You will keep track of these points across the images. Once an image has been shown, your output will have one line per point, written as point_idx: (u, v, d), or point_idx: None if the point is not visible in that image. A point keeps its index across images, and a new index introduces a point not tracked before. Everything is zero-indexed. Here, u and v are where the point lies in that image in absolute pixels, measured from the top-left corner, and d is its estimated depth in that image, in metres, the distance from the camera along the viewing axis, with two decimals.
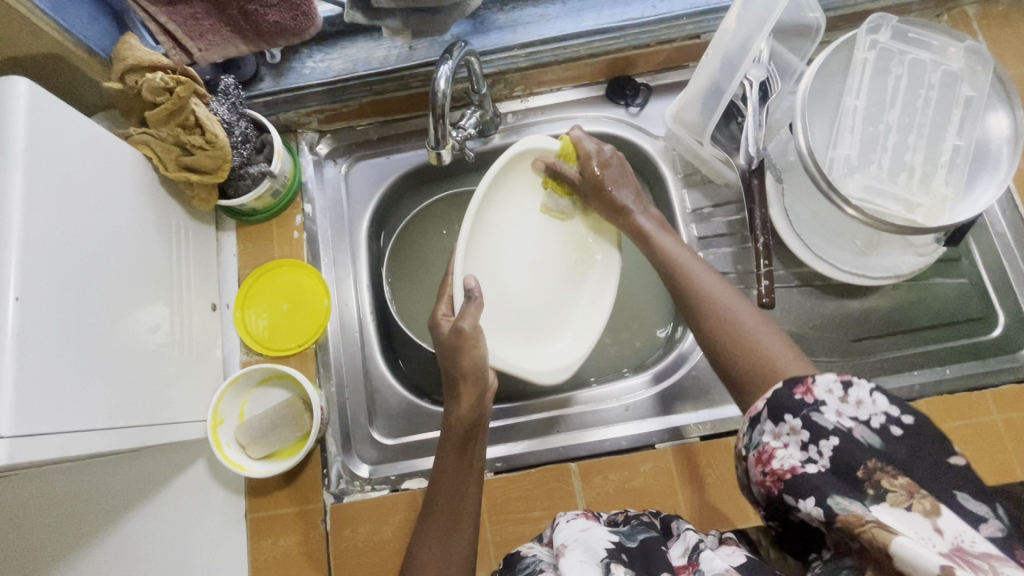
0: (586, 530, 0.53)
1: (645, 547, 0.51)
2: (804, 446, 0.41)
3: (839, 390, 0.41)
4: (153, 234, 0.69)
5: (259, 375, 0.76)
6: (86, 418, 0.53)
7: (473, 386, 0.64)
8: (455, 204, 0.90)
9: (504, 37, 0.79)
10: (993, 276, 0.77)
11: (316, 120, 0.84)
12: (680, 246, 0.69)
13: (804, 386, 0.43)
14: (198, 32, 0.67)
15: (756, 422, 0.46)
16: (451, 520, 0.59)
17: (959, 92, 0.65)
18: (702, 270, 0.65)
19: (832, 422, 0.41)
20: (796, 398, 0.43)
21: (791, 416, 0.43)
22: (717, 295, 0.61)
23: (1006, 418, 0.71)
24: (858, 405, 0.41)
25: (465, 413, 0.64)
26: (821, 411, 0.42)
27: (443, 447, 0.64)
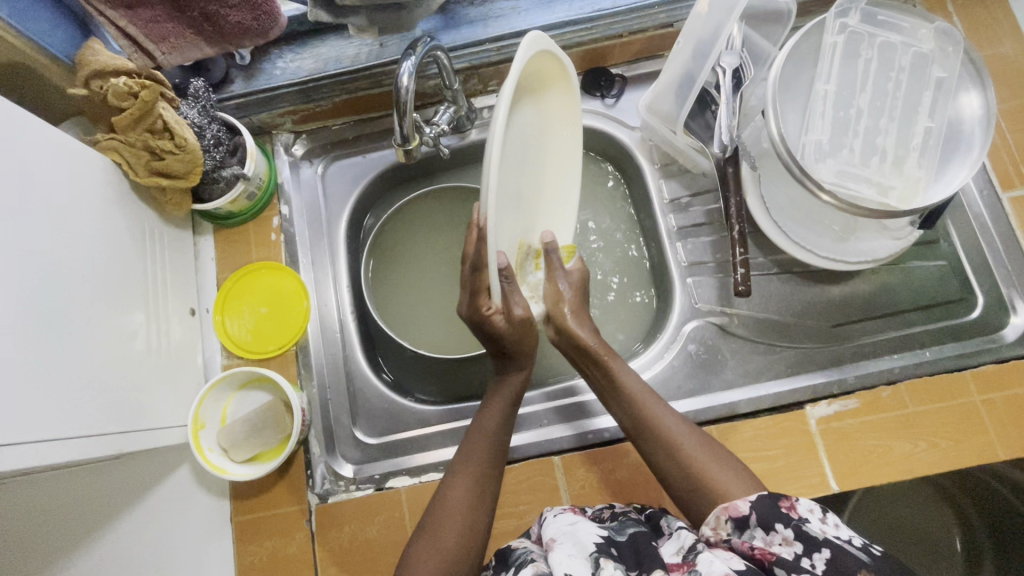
0: (575, 524, 0.53)
1: (634, 540, 0.51)
2: (797, 555, 0.45)
3: (819, 511, 0.47)
4: (128, 240, 0.68)
5: (239, 378, 0.77)
6: (63, 427, 0.53)
7: (533, 358, 0.70)
8: (433, 201, 0.89)
9: (475, 32, 0.78)
10: (971, 257, 0.77)
11: (290, 121, 0.83)
12: (631, 372, 0.68)
13: (789, 502, 0.48)
14: (160, 35, 0.66)
15: (744, 526, 0.50)
16: (489, 464, 0.63)
17: (930, 73, 0.65)
18: (661, 407, 0.64)
19: (820, 532, 0.46)
20: (783, 510, 0.48)
21: (782, 525, 0.47)
22: (680, 431, 0.61)
23: (986, 398, 0.71)
24: (837, 526, 0.46)
25: (519, 380, 0.70)
26: (808, 523, 0.46)
27: (489, 403, 0.68)
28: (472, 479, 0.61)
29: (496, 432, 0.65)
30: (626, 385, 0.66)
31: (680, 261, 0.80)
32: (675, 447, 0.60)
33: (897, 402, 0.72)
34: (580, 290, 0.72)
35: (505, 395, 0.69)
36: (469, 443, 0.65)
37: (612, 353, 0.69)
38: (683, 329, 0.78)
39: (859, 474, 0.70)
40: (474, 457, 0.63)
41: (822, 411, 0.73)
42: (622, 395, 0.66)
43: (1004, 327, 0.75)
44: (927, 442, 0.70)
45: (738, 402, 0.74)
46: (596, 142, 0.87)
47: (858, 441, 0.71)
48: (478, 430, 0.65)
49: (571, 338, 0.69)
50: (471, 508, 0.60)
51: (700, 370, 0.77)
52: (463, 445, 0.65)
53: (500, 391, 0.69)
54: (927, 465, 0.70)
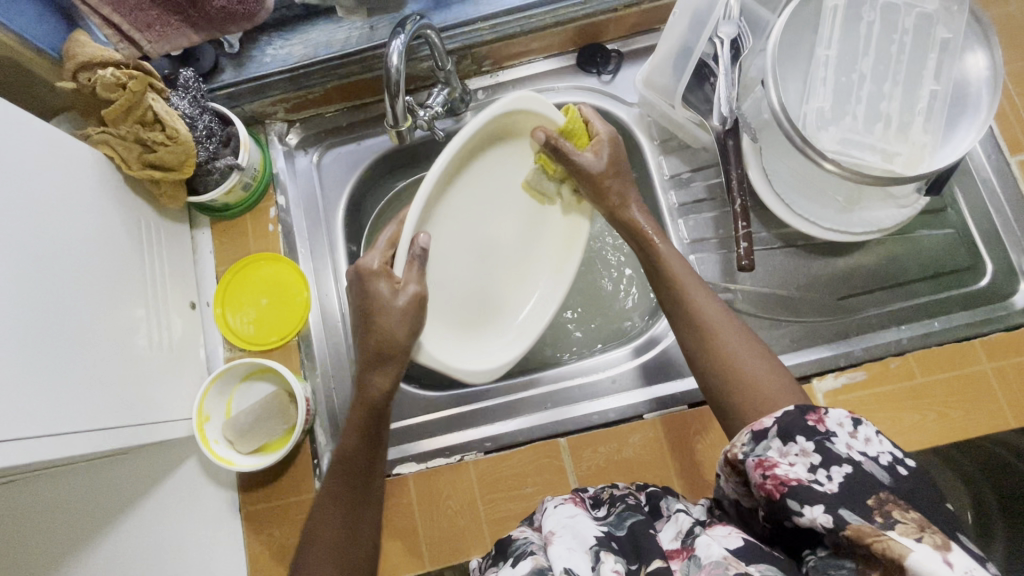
0: (574, 517, 0.53)
1: (634, 532, 0.50)
2: (813, 468, 0.43)
3: (849, 424, 0.44)
4: (124, 235, 0.68)
5: (241, 370, 0.76)
6: (70, 422, 0.53)
7: (400, 364, 0.62)
8: None
9: (466, 11, 0.77)
10: (979, 224, 0.76)
11: (283, 110, 0.82)
12: (677, 256, 0.65)
13: (817, 416, 0.45)
14: (146, 24, 0.65)
15: (762, 438, 0.47)
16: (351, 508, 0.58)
17: (935, 34, 0.63)
18: (708, 303, 0.61)
19: (844, 451, 0.42)
20: (809, 424, 0.45)
21: (803, 438, 0.44)
22: (724, 328, 0.59)
23: (996, 366, 0.71)
24: (866, 442, 0.43)
25: (385, 387, 0.62)
26: (834, 439, 0.43)
27: (352, 418, 0.62)
28: (341, 513, 0.58)
29: (359, 457, 0.60)
30: (667, 267, 0.64)
31: (682, 238, 0.79)
32: (721, 373, 0.56)
33: (906, 372, 0.71)
34: (614, 159, 0.68)
35: (366, 403, 0.62)
36: (333, 474, 0.60)
37: (661, 235, 0.67)
38: None
39: None
40: (338, 493, 0.59)
41: (828, 385, 0.72)
42: (665, 281, 0.64)
43: (1014, 294, 0.73)
44: (938, 411, 0.70)
45: None
46: None
47: (866, 413, 0.71)
48: (341, 455, 0.61)
49: (626, 223, 0.68)
50: (347, 541, 0.57)
51: None
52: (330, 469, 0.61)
53: (361, 403, 0.62)
54: (937, 434, 0.69)
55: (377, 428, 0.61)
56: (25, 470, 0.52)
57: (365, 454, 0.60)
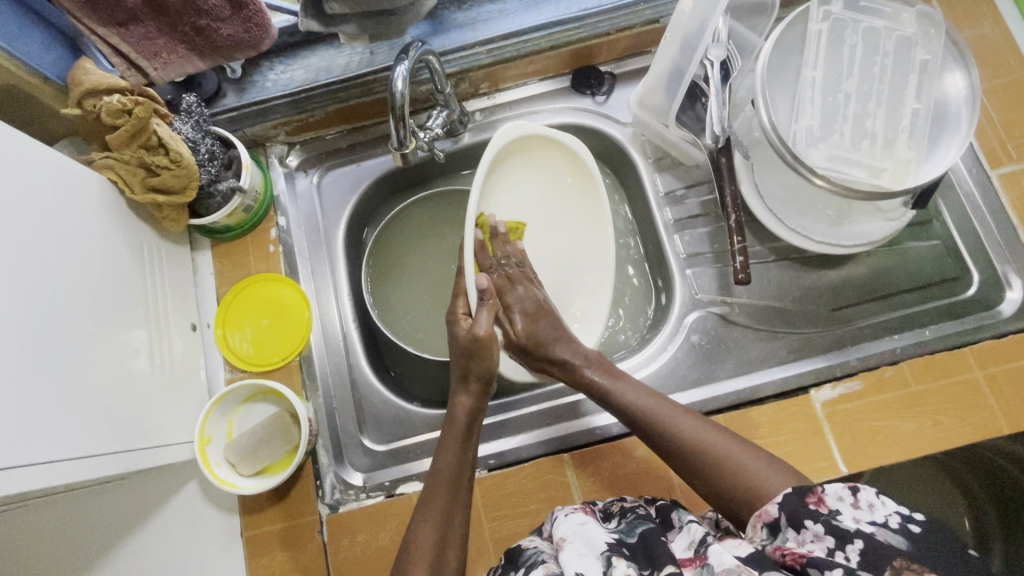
0: (586, 524, 0.54)
1: (644, 538, 0.51)
2: (830, 550, 0.43)
3: (849, 496, 0.45)
4: (127, 258, 0.68)
5: (244, 392, 0.76)
6: (70, 447, 0.52)
7: (481, 379, 0.65)
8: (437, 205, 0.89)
9: (464, 36, 0.79)
10: (964, 235, 0.78)
11: (284, 133, 0.83)
12: (636, 387, 0.66)
13: (817, 496, 0.47)
14: (153, 52, 0.64)
15: (776, 531, 0.48)
16: (448, 506, 0.59)
17: (914, 56, 0.66)
18: (655, 403, 0.64)
19: (852, 525, 0.44)
20: (810, 507, 0.46)
21: (813, 522, 0.45)
22: (702, 439, 0.59)
23: (987, 373, 0.72)
24: (871, 509, 0.44)
25: (469, 404, 0.65)
26: (839, 516, 0.45)
27: (445, 435, 0.64)
28: (440, 515, 0.58)
29: (455, 468, 0.61)
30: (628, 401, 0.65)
31: (678, 253, 0.81)
32: (691, 441, 0.59)
33: (901, 381, 0.73)
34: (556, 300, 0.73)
35: (457, 426, 0.64)
36: (429, 483, 0.61)
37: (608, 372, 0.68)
38: (685, 320, 0.79)
39: (869, 456, 0.70)
40: (434, 495, 0.60)
41: (826, 395, 0.73)
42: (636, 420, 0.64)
43: (1001, 303, 0.75)
44: (933, 419, 0.71)
45: (742, 391, 0.75)
46: (590, 139, 0.87)
47: (863, 423, 0.72)
48: (439, 467, 0.61)
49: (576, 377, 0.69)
50: (440, 546, 0.56)
51: (703, 361, 0.77)
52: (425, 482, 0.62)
53: (452, 422, 0.64)
54: (934, 441, 0.70)
55: (468, 441, 0.63)
56: (21, 498, 0.51)
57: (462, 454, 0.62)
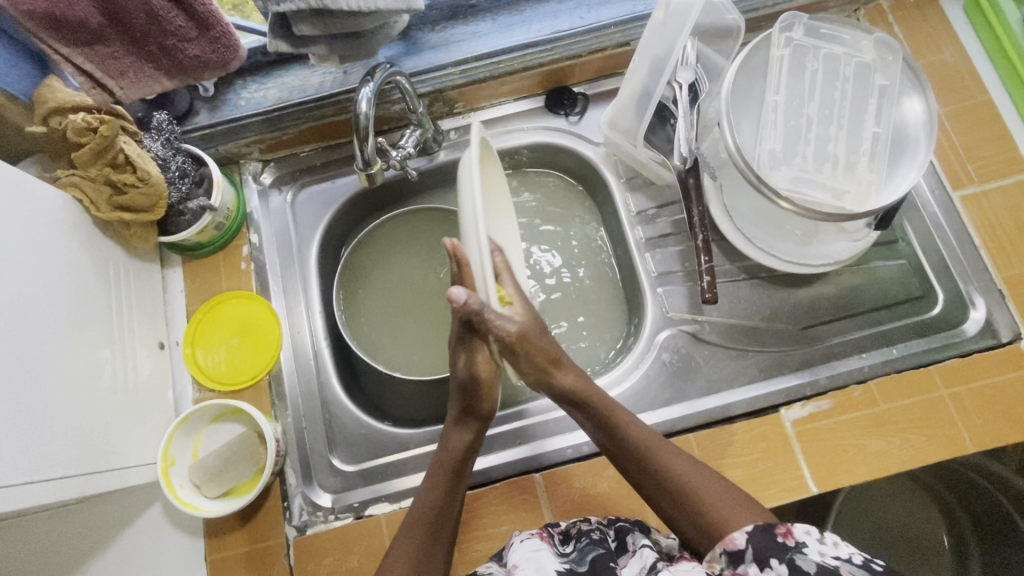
0: (538, 551, 0.53)
1: (594, 569, 0.52)
2: None
3: (815, 534, 0.50)
4: (92, 275, 0.68)
5: (210, 412, 0.75)
6: (24, 472, 0.51)
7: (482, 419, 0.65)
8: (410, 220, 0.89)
9: (437, 56, 0.80)
10: (928, 255, 0.80)
11: (257, 150, 0.84)
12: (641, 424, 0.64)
13: (785, 529, 0.51)
14: (118, 70, 0.63)
15: (737, 560, 0.52)
16: (426, 544, 0.61)
17: (873, 82, 0.68)
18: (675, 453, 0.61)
19: (816, 562, 0.48)
20: (778, 542, 0.50)
21: (777, 559, 0.49)
22: (690, 473, 0.60)
23: (952, 392, 0.73)
24: (834, 545, 0.49)
25: (461, 442, 0.65)
26: (804, 550, 0.49)
27: (434, 470, 0.64)
28: (416, 561, 0.59)
29: (441, 506, 0.62)
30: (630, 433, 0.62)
31: (650, 271, 0.81)
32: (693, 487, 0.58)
33: (868, 400, 0.73)
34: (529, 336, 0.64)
35: (449, 460, 0.64)
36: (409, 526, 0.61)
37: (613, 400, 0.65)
38: (656, 339, 0.79)
39: (838, 475, 0.71)
40: (412, 536, 0.61)
41: (795, 414, 0.74)
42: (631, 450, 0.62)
43: (965, 322, 0.77)
44: (900, 438, 0.72)
45: (713, 409, 0.75)
46: (563, 159, 0.88)
47: (832, 442, 0.72)
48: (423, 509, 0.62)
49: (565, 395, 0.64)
50: None
51: (675, 379, 0.77)
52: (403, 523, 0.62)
53: (443, 459, 0.65)
54: (902, 461, 0.71)
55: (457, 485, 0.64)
56: None
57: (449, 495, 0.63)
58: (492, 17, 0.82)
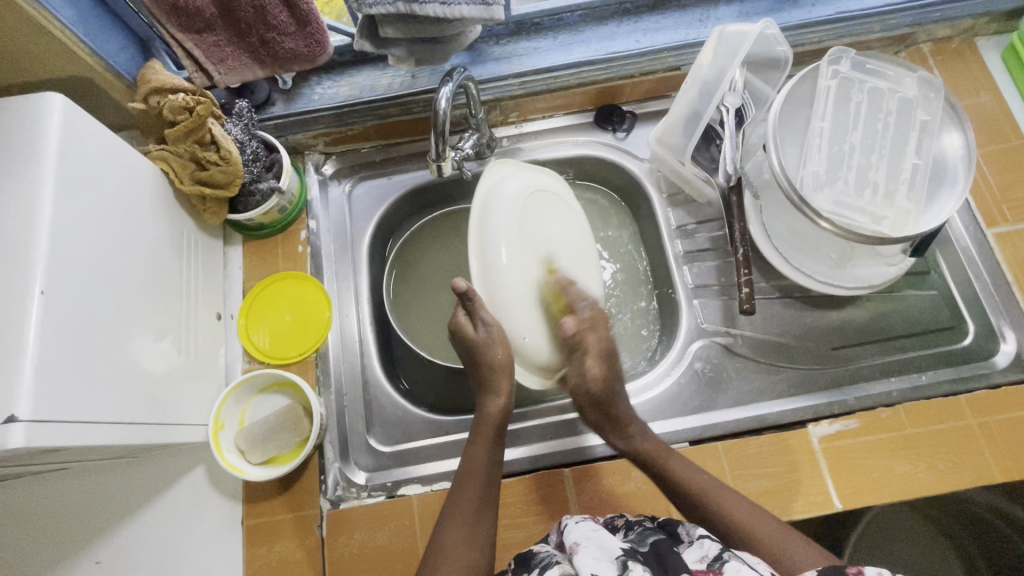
0: (598, 531, 0.57)
1: (657, 548, 0.53)
2: None
3: None
4: (168, 244, 0.72)
5: (260, 381, 0.78)
6: (98, 413, 0.55)
7: (509, 381, 0.69)
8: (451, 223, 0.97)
9: (499, 68, 0.85)
10: (960, 287, 0.82)
11: (323, 143, 0.89)
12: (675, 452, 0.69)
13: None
14: (219, 57, 0.68)
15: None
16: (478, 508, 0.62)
17: (915, 117, 0.72)
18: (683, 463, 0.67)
19: None
20: None
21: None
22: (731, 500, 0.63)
23: (981, 422, 0.74)
24: None
25: (499, 407, 0.68)
26: None
27: (476, 436, 0.67)
28: (469, 521, 0.61)
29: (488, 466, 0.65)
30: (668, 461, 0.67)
31: (686, 283, 0.84)
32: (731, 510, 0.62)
33: (896, 423, 0.75)
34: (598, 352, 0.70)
35: (489, 424, 0.67)
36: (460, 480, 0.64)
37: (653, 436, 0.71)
38: (689, 348, 0.81)
39: (863, 492, 0.72)
40: (468, 495, 0.62)
41: (824, 430, 0.75)
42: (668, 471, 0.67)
43: (995, 354, 0.78)
44: (927, 462, 0.73)
45: (741, 420, 0.77)
46: (608, 172, 0.93)
47: (858, 461, 0.73)
48: (470, 468, 0.64)
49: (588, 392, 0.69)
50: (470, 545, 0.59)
51: (705, 389, 0.80)
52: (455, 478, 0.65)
53: (482, 419, 0.68)
54: (928, 484, 0.72)
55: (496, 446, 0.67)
56: (50, 457, 0.53)
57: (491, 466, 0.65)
58: (554, 35, 0.87)
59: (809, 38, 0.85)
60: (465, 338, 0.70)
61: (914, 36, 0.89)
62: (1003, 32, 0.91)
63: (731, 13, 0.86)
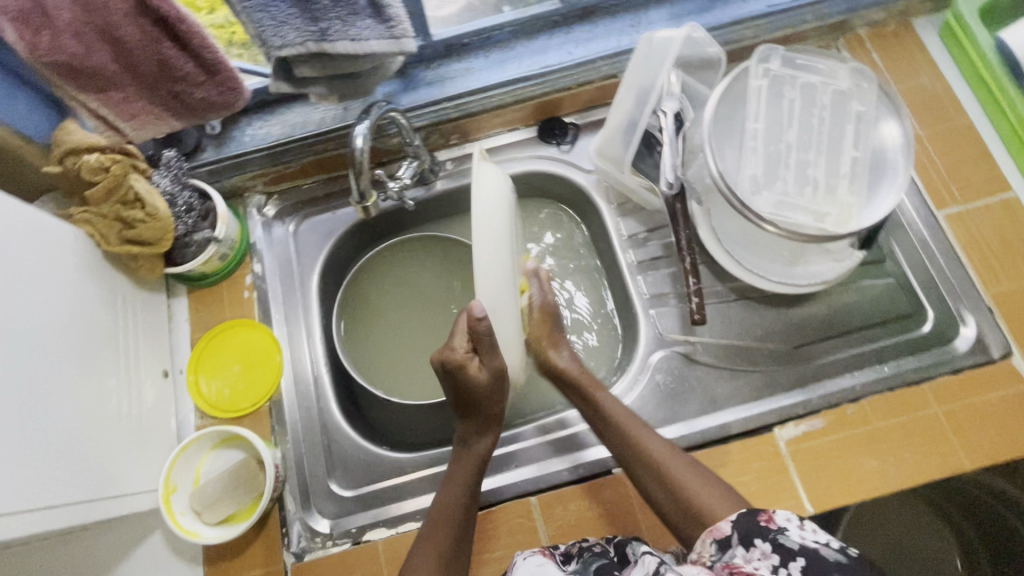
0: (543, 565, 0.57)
1: None
2: (775, 567, 0.49)
3: (796, 520, 0.51)
4: (103, 308, 0.70)
5: (212, 438, 0.76)
6: (31, 500, 0.53)
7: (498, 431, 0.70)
8: (421, 250, 0.89)
9: (432, 92, 0.83)
10: (918, 273, 0.81)
11: (262, 184, 0.87)
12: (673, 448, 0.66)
13: (768, 515, 0.52)
14: (130, 113, 0.66)
15: (726, 546, 0.53)
16: (452, 540, 0.64)
17: (851, 108, 0.71)
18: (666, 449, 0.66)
19: (797, 541, 0.49)
20: (762, 524, 0.52)
21: (762, 540, 0.51)
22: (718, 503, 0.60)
23: (946, 410, 0.73)
24: (814, 532, 0.50)
25: (484, 449, 0.69)
26: (786, 533, 0.50)
27: (457, 470, 0.69)
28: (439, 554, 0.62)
29: (464, 504, 0.66)
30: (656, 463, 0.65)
31: (642, 293, 0.83)
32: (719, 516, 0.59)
33: (862, 418, 0.74)
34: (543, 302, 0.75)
35: (471, 462, 0.69)
36: (434, 520, 0.65)
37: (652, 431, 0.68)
38: (649, 360, 0.80)
39: (834, 495, 0.71)
40: (439, 529, 0.64)
41: (789, 433, 0.74)
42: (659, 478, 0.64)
43: (956, 339, 0.77)
44: (895, 456, 0.72)
45: (707, 430, 0.76)
46: (556, 186, 0.91)
47: (827, 461, 0.72)
48: (445, 506, 0.65)
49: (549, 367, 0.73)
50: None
51: (667, 401, 0.78)
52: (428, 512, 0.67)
53: (465, 461, 0.69)
54: (898, 480, 0.71)
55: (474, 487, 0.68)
56: None
57: (469, 505, 0.66)
58: (485, 53, 0.85)
59: (744, 34, 0.84)
60: (466, 377, 0.65)
61: (851, 22, 0.88)
62: (939, 10, 0.90)
63: (663, 16, 0.85)
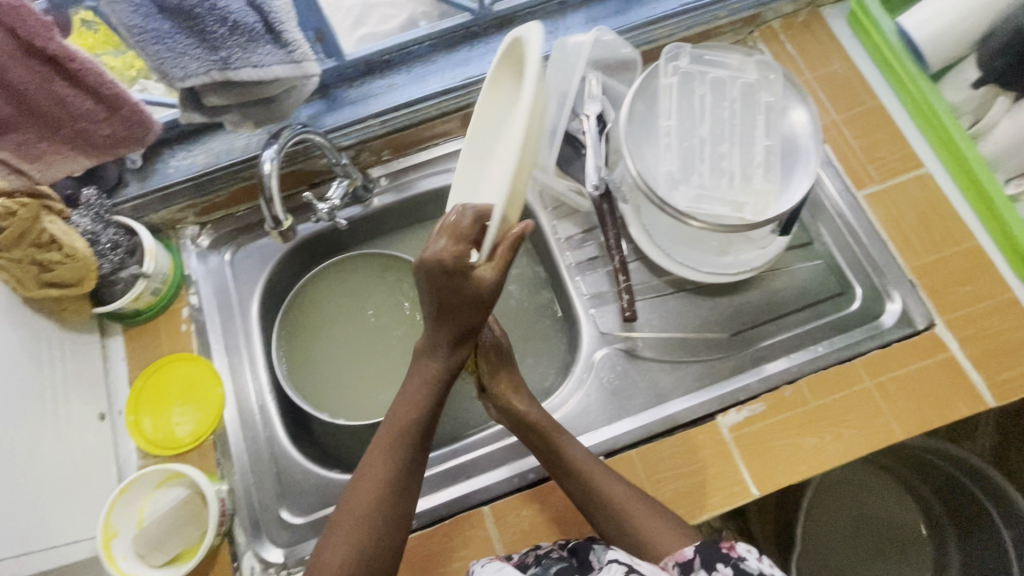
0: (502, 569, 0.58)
1: None
2: None
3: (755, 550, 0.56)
4: (23, 355, 0.68)
5: (155, 477, 0.74)
6: None
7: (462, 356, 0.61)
8: (372, 271, 0.90)
9: (356, 111, 0.83)
10: (843, 253, 0.83)
11: (192, 214, 0.86)
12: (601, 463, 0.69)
13: (729, 544, 0.56)
14: (35, 155, 0.66)
15: (688, 569, 0.57)
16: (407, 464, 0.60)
17: (760, 98, 0.73)
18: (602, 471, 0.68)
19: (756, 567, 0.54)
20: (723, 551, 0.56)
21: (723, 564, 0.55)
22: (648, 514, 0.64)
23: (877, 382, 0.75)
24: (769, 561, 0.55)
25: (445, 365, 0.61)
26: (746, 560, 0.55)
27: (410, 385, 0.62)
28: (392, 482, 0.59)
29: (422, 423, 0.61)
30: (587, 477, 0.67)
31: (582, 294, 0.84)
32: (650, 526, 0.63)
33: (800, 399, 0.76)
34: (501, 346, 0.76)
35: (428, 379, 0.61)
36: (387, 436, 0.60)
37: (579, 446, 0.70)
38: (593, 359, 0.81)
39: (778, 476, 0.72)
40: (396, 448, 0.60)
41: (732, 419, 0.75)
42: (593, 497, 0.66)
43: (883, 314, 0.79)
44: (833, 432, 0.73)
45: (651, 423, 0.77)
46: None
47: (769, 444, 0.74)
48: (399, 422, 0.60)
49: (512, 414, 0.72)
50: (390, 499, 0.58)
51: (611, 398, 0.79)
52: (381, 428, 0.62)
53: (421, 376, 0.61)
54: (837, 455, 0.72)
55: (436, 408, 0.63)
56: None
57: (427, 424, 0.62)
58: (407, 69, 0.86)
59: (659, 34, 0.86)
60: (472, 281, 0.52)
61: (762, 16, 0.91)
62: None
63: (579, 21, 0.87)
